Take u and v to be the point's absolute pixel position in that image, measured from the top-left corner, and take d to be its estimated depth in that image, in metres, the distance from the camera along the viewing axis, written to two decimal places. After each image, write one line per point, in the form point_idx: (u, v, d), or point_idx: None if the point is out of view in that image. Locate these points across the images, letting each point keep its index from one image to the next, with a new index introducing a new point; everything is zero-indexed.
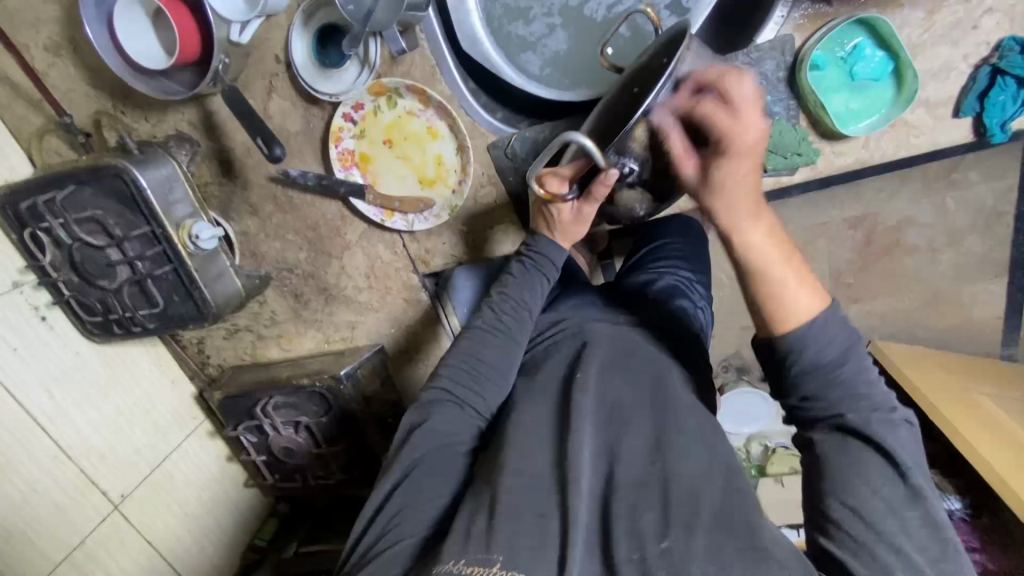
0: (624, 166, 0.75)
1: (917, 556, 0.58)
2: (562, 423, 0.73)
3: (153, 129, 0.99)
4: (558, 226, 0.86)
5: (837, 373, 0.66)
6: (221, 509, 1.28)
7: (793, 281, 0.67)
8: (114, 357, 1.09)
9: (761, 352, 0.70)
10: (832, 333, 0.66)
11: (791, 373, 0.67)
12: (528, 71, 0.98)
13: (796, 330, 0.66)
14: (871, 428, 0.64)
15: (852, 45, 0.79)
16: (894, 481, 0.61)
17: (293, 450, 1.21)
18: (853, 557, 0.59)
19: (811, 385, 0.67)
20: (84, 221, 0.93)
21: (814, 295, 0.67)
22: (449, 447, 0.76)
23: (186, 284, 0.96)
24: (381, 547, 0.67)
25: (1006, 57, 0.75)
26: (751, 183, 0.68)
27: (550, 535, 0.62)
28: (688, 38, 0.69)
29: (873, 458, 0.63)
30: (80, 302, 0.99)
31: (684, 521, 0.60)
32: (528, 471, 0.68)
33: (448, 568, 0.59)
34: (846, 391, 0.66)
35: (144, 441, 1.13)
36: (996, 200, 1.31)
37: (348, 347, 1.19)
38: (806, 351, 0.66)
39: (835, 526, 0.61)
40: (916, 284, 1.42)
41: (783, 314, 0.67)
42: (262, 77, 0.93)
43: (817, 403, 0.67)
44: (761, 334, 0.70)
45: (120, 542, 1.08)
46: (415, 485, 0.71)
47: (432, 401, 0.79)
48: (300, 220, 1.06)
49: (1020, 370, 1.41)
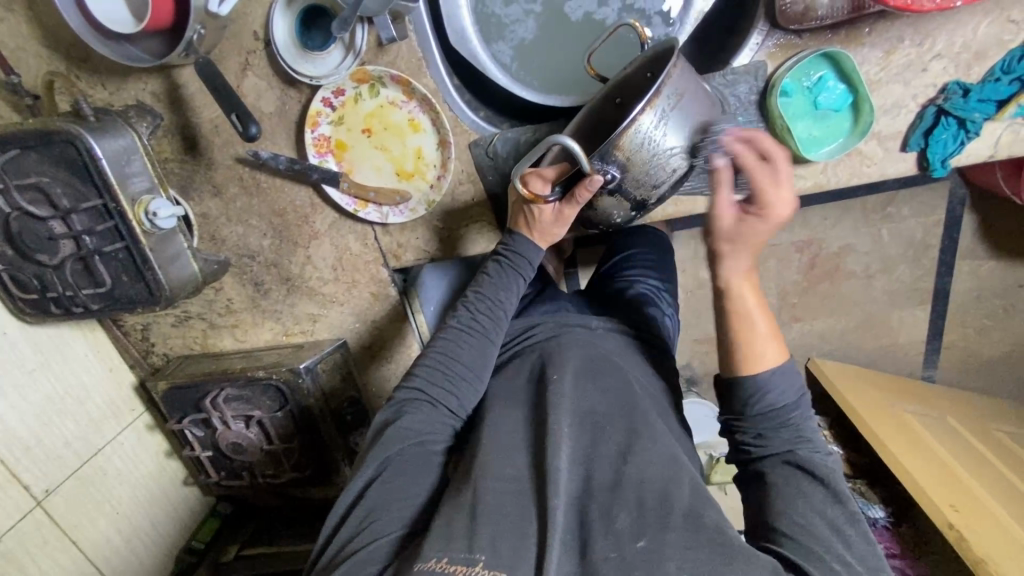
0: (607, 173, 0.75)
1: (857, 565, 0.61)
2: (539, 426, 0.74)
3: (111, 98, 0.94)
4: (538, 227, 0.84)
5: (790, 415, 0.70)
6: (156, 509, 1.20)
7: (763, 336, 0.71)
8: (46, 339, 1.01)
9: (724, 386, 0.74)
10: (791, 379, 0.70)
11: (749, 408, 0.70)
12: (499, 61, 0.97)
13: (760, 374, 0.70)
14: (815, 465, 0.66)
15: (817, 76, 0.85)
16: (835, 504, 0.64)
17: (242, 446, 1.14)
18: (806, 561, 0.60)
19: (763, 425, 0.70)
20: (25, 188, 0.85)
21: (781, 349, 0.71)
22: (422, 446, 0.75)
23: (139, 265, 0.89)
24: (355, 546, 0.66)
25: (950, 100, 0.82)
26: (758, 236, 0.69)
27: (530, 534, 0.62)
28: (676, 55, 0.72)
29: (817, 488, 0.65)
30: (14, 278, 0.91)
31: (658, 521, 0.61)
32: (509, 473, 0.68)
33: (429, 566, 0.58)
34: (793, 432, 0.69)
35: (75, 432, 1.04)
36: (925, 234, 1.43)
37: (308, 341, 1.15)
38: (767, 393, 0.70)
39: (778, 534, 0.64)
40: (852, 306, 1.53)
41: (750, 359, 0.71)
42: (237, 54, 0.90)
43: (762, 440, 0.70)
44: (725, 373, 0.73)
45: (43, 540, 0.98)
46: (389, 482, 0.70)
47: (406, 400, 0.79)
48: (266, 205, 1.02)
49: (938, 390, 1.54)
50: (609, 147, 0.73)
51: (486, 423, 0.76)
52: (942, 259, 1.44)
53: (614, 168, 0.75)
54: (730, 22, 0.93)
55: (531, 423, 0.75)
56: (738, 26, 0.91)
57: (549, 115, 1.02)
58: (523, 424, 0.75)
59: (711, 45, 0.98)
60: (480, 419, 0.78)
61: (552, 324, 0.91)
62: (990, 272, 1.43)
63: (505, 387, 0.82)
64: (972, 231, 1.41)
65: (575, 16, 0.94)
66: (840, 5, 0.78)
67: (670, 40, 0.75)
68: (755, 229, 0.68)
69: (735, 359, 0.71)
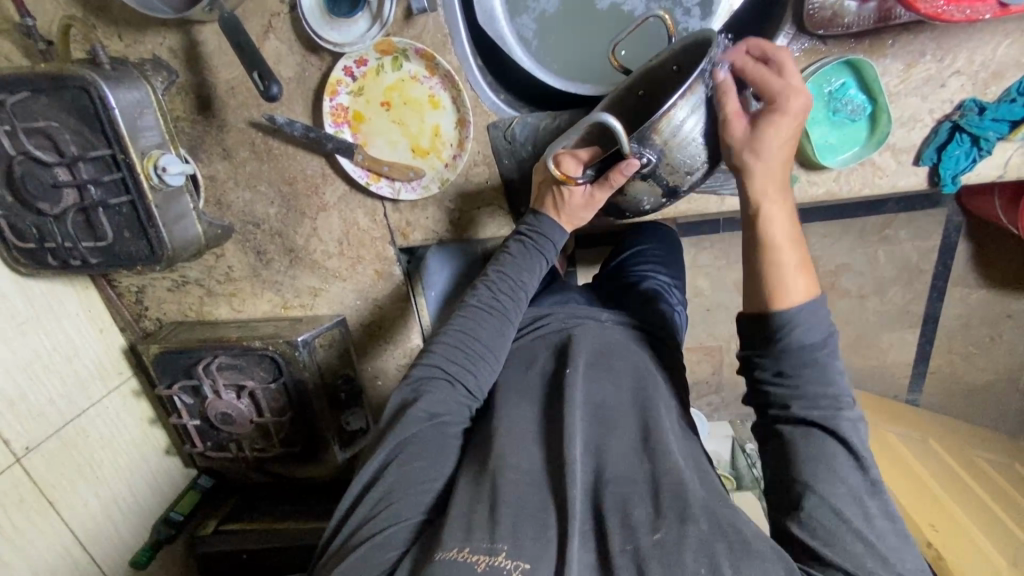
0: (643, 157, 0.76)
1: (879, 543, 0.61)
2: (550, 424, 0.75)
3: (126, 50, 0.92)
4: (565, 209, 0.84)
5: (818, 355, 0.67)
6: (138, 478, 1.17)
7: (792, 266, 0.70)
8: (38, 293, 0.99)
9: (746, 323, 0.72)
10: (820, 316, 0.68)
11: (775, 345, 0.68)
12: (521, 36, 0.97)
13: (790, 306, 0.68)
14: (833, 422, 0.66)
15: (838, 82, 0.85)
16: (855, 470, 0.65)
17: (231, 417, 1.11)
18: (828, 546, 0.61)
19: (789, 367, 0.68)
20: (33, 132, 0.83)
21: (809, 282, 0.69)
22: (438, 427, 0.75)
23: (142, 221, 0.87)
24: (371, 529, 0.65)
25: (966, 116, 0.84)
26: (786, 154, 0.71)
27: (549, 530, 0.62)
28: (716, 35, 0.73)
29: (838, 449, 0.65)
30: (12, 226, 0.89)
31: (676, 514, 0.61)
32: (523, 464, 0.69)
33: (452, 555, 0.58)
34: (818, 372, 0.67)
35: (60, 390, 1.02)
36: (921, 258, 1.44)
37: (306, 315, 1.14)
38: (795, 330, 0.67)
39: (806, 522, 0.64)
40: (844, 324, 1.54)
41: (782, 289, 0.69)
42: (260, 15, 0.89)
43: (784, 378, 0.68)
44: (750, 309, 0.72)
45: (19, 499, 0.94)
46: (406, 464, 0.70)
47: (424, 377, 0.77)
48: (276, 172, 1.01)
49: (921, 413, 1.56)
50: (648, 131, 0.74)
51: (500, 412, 0.77)
52: (935, 283, 1.46)
53: (649, 152, 0.76)
54: (757, 23, 0.94)
55: (544, 421, 0.76)
56: (763, 30, 0.92)
57: (568, 104, 1.01)
58: (537, 417, 0.77)
59: (739, 42, 0.98)
60: (491, 411, 0.79)
61: (562, 315, 0.91)
62: (980, 299, 1.46)
63: (516, 380, 0.83)
64: (966, 258, 1.43)
65: (602, 5, 0.95)
66: (868, 13, 0.79)
67: (701, 31, 0.75)
68: (784, 136, 0.70)
69: (762, 292, 0.70)
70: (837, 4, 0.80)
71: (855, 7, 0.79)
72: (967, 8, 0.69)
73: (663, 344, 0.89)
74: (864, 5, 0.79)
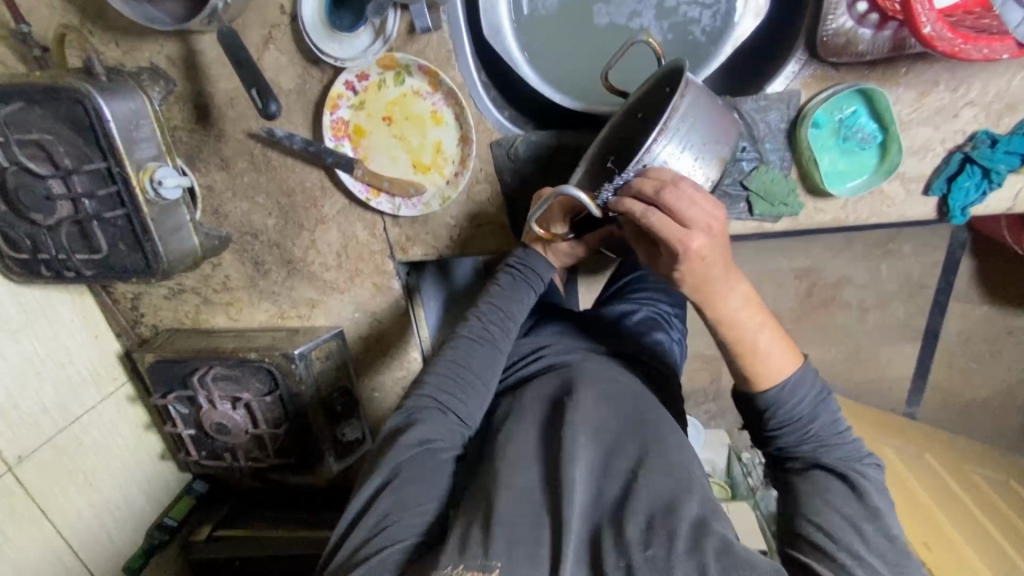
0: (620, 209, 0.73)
1: (875, 560, 0.60)
2: (548, 442, 0.74)
3: (124, 57, 0.90)
4: (553, 249, 0.89)
5: (810, 425, 0.69)
6: (131, 485, 1.16)
7: (765, 352, 0.68)
8: (33, 301, 0.98)
9: (743, 405, 0.73)
10: (805, 392, 0.69)
11: (771, 424, 0.70)
12: (529, 47, 0.94)
13: (775, 388, 0.68)
14: (837, 466, 0.67)
15: (849, 110, 0.83)
16: (850, 498, 0.65)
17: (226, 428, 1.10)
18: (820, 563, 0.60)
19: (787, 438, 0.70)
20: (26, 143, 0.82)
21: (793, 361, 0.69)
22: (433, 453, 0.73)
23: (138, 234, 0.86)
24: (370, 550, 0.64)
25: (978, 148, 0.82)
26: (718, 270, 0.65)
27: (545, 547, 0.62)
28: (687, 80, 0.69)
29: (837, 484, 0.66)
30: (5, 236, 0.88)
31: (666, 532, 0.61)
32: (522, 487, 0.68)
33: (446, 573, 0.60)
34: (817, 442, 0.69)
35: (53, 399, 1.01)
36: (923, 273, 1.43)
37: (303, 326, 1.13)
38: (785, 404, 0.69)
39: (803, 539, 0.63)
40: (844, 338, 1.53)
41: (761, 376, 0.69)
42: (261, 26, 0.87)
43: (788, 450, 0.71)
44: (740, 388, 0.72)
45: (11, 509, 0.94)
46: (404, 488, 0.69)
47: (418, 407, 0.77)
48: (275, 184, 0.99)
49: (920, 429, 1.55)
50: (614, 195, 0.71)
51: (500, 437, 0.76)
52: (937, 300, 1.45)
53: (626, 205, 0.73)
54: (766, 47, 0.92)
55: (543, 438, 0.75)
56: (773, 52, 0.90)
57: (573, 120, 0.99)
58: (535, 437, 0.75)
59: (747, 64, 0.97)
60: (491, 436, 0.78)
61: (558, 348, 0.91)
62: (983, 317, 1.45)
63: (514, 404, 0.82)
64: (970, 276, 1.41)
65: (600, 21, 0.93)
66: (882, 43, 0.77)
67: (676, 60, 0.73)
68: (698, 271, 0.64)
69: (744, 379, 0.70)
70: (851, 31, 0.77)
71: (869, 36, 0.77)
72: (985, 49, 0.67)
73: (663, 382, 0.90)
74: (878, 33, 0.77)
